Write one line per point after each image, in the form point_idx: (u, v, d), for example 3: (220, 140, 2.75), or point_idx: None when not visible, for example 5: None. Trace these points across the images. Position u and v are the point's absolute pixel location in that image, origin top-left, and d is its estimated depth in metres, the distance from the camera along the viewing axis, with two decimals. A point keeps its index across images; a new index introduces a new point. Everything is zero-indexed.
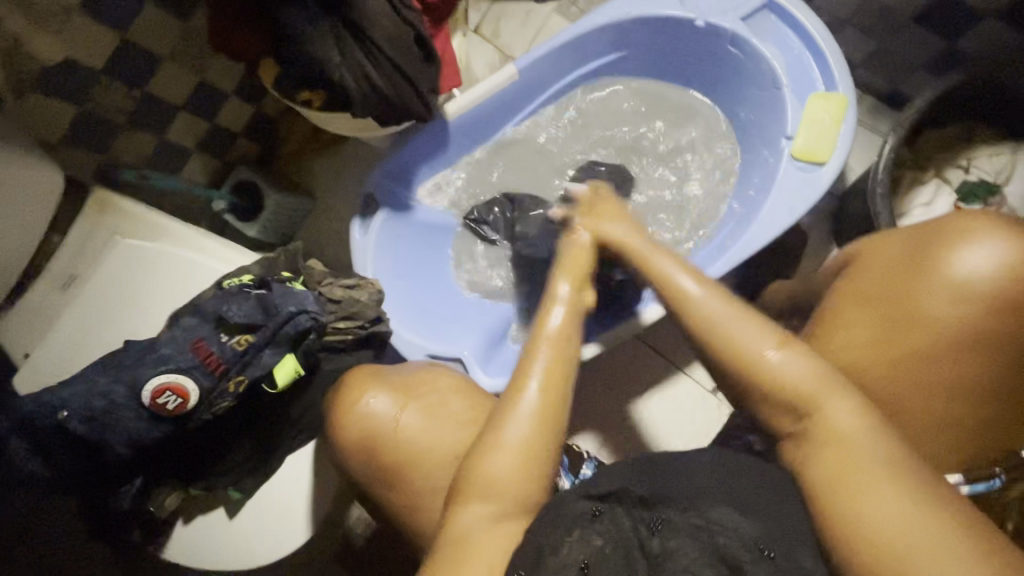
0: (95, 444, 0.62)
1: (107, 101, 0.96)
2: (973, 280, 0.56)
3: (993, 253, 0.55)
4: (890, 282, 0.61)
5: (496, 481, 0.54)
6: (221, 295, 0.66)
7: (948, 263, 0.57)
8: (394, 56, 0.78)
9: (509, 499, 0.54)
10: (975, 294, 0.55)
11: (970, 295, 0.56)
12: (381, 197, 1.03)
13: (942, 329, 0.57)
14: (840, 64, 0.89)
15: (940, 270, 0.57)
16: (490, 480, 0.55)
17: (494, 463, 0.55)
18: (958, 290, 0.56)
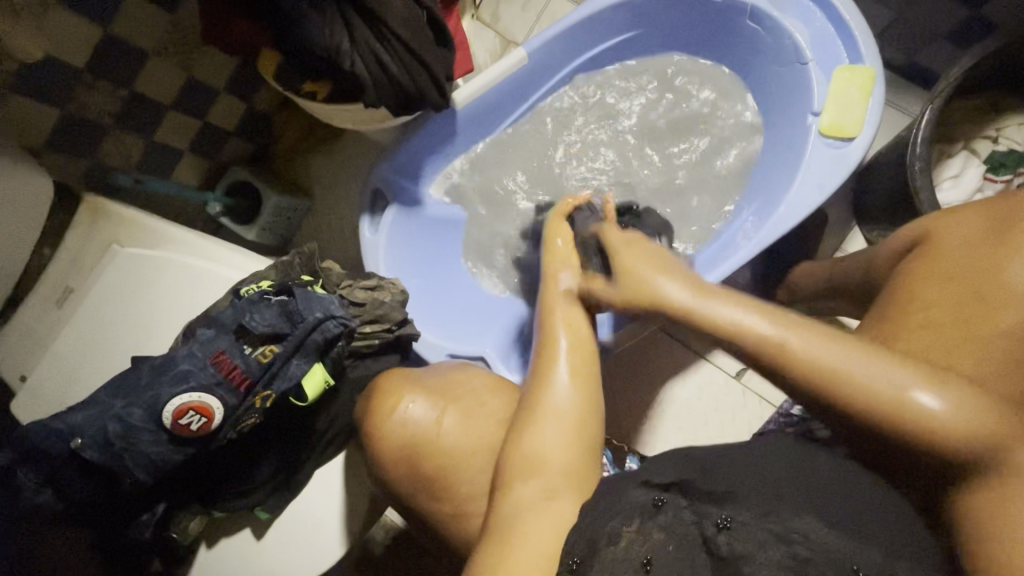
0: (113, 472, 0.57)
1: (91, 102, 0.89)
2: None
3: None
4: (972, 259, 0.57)
5: (543, 454, 0.54)
6: (241, 304, 0.61)
7: None
8: (409, 41, 0.73)
9: (557, 469, 0.54)
10: None
11: None
12: (390, 193, 0.99)
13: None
14: (867, 35, 0.86)
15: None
16: (535, 455, 0.55)
17: (536, 434, 0.55)
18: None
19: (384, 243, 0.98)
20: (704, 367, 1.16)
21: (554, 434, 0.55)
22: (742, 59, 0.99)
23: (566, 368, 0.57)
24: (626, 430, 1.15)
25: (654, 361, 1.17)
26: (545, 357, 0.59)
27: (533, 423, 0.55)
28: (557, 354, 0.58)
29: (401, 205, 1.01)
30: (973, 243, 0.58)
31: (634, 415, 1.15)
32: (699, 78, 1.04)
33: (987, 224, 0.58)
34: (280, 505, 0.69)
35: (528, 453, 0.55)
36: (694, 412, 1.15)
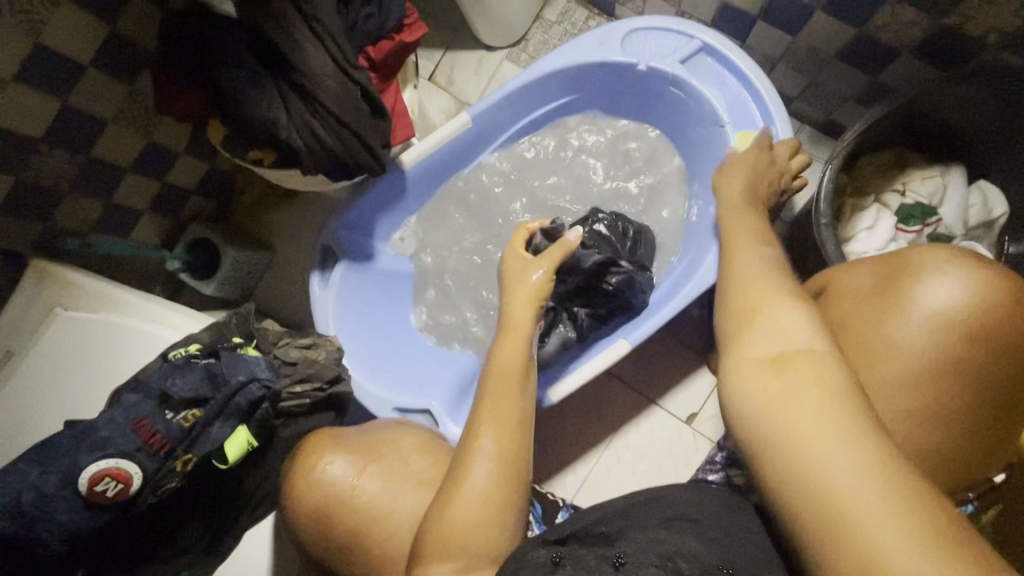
0: (25, 542, 0.56)
1: (50, 168, 0.94)
2: (941, 310, 0.56)
3: (959, 287, 0.56)
4: (860, 313, 0.60)
5: (467, 534, 0.57)
6: (166, 369, 0.63)
7: (915, 295, 0.57)
8: (342, 115, 0.78)
9: (480, 546, 0.57)
10: (947, 322, 0.55)
11: (944, 325, 0.55)
12: (340, 249, 1.05)
13: (907, 361, 0.56)
14: (776, 100, 0.94)
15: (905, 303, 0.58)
16: (460, 534, 0.57)
17: (459, 517, 0.58)
18: (918, 320, 0.56)
19: (333, 297, 1.01)
20: (655, 413, 1.18)
21: (469, 507, 0.58)
22: (669, 119, 1.06)
23: (490, 443, 0.61)
24: (581, 478, 1.16)
25: (609, 407, 1.20)
26: (470, 431, 0.63)
27: (458, 505, 0.58)
28: (482, 425, 0.63)
29: (351, 260, 1.06)
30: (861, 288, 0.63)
31: (587, 462, 1.17)
32: (633, 136, 1.11)
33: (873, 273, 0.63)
34: (208, 566, 0.69)
35: (454, 534, 0.57)
36: (647, 458, 1.16)
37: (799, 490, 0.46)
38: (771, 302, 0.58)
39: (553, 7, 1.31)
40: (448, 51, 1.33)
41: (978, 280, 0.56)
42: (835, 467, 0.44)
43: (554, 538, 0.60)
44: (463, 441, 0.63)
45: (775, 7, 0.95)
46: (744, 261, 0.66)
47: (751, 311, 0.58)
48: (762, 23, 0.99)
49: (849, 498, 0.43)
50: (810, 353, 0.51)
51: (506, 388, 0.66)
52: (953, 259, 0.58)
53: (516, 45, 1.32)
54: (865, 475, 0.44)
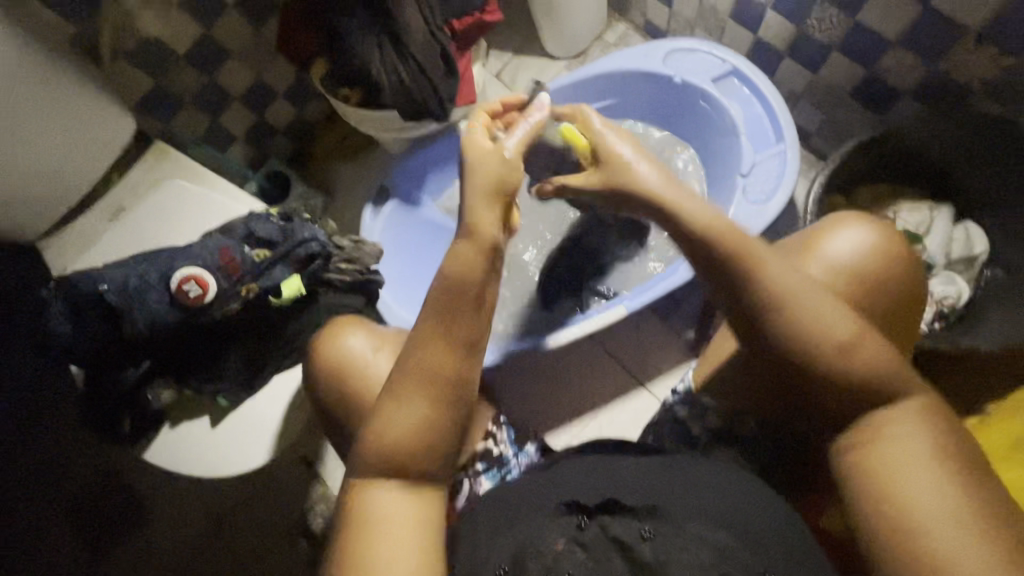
0: (119, 316, 0.73)
1: (181, 80, 1.16)
2: (850, 257, 0.75)
3: (858, 236, 0.77)
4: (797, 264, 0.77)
5: (401, 456, 0.61)
6: (251, 218, 0.80)
7: (833, 248, 0.76)
8: (423, 63, 0.96)
9: (414, 466, 0.62)
10: (858, 269, 0.74)
11: (854, 270, 0.74)
12: (393, 190, 1.23)
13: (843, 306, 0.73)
14: (787, 120, 1.07)
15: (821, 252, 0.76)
16: (388, 450, 0.62)
17: (392, 440, 0.61)
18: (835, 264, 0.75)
19: (380, 226, 1.19)
20: (642, 395, 1.28)
21: (401, 429, 0.61)
22: (695, 129, 1.20)
23: (428, 369, 0.62)
24: (563, 438, 1.26)
25: (600, 380, 1.30)
26: (412, 355, 0.64)
27: (392, 428, 0.62)
28: (428, 352, 0.63)
29: (400, 201, 1.24)
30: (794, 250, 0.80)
31: (571, 425, 1.27)
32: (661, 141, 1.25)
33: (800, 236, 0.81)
34: (239, 396, 0.83)
35: (390, 454, 0.61)
36: (626, 434, 1.25)
37: (871, 476, 0.56)
38: (830, 314, 0.60)
39: (613, 31, 1.50)
40: (516, 55, 1.53)
41: (874, 236, 0.76)
42: (926, 500, 0.52)
43: (591, 501, 0.65)
44: (405, 360, 0.63)
45: (800, 46, 1.10)
46: (779, 263, 0.62)
47: (792, 323, 0.60)
48: (789, 59, 1.14)
49: (933, 515, 0.51)
50: (864, 340, 0.59)
51: (453, 313, 0.63)
52: (856, 219, 0.78)
53: (576, 58, 1.51)
54: (945, 494, 0.52)
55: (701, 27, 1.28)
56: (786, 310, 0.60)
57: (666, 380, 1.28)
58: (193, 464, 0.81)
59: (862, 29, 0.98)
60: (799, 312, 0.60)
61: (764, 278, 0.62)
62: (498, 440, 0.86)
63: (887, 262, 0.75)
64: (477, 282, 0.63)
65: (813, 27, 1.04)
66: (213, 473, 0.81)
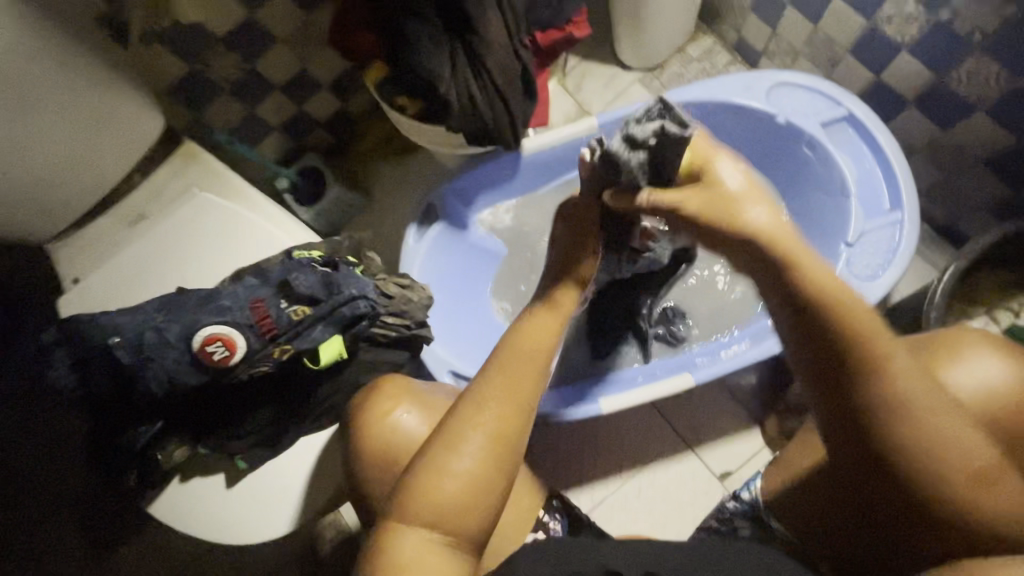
0: (131, 376, 0.62)
1: (218, 66, 1.03)
2: (979, 381, 0.62)
3: (994, 370, 0.62)
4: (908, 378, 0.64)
5: (443, 512, 0.53)
6: (289, 264, 0.68)
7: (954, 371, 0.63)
8: (501, 86, 0.83)
9: (455, 526, 0.54)
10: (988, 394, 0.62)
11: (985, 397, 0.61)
12: (440, 210, 1.09)
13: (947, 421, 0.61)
14: (909, 188, 0.93)
15: (941, 375, 0.63)
16: (435, 504, 0.53)
17: (439, 492, 0.53)
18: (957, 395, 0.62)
19: (423, 251, 1.06)
20: (690, 460, 1.17)
21: (453, 476, 0.54)
22: (789, 177, 1.06)
23: (488, 417, 0.57)
24: (597, 499, 1.16)
25: (644, 439, 1.19)
26: (466, 401, 0.58)
27: (443, 478, 0.54)
28: (483, 402, 0.58)
29: (447, 223, 1.10)
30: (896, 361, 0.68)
31: (609, 485, 1.16)
32: None
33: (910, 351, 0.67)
34: (263, 458, 0.73)
35: (432, 506, 0.53)
36: (669, 502, 1.14)
37: None
38: (960, 450, 0.49)
39: (697, 45, 1.32)
40: (585, 60, 1.37)
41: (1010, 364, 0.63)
42: None
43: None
44: (465, 402, 0.58)
45: (933, 97, 0.95)
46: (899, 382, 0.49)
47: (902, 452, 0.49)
48: (912, 109, 0.99)
49: None
50: (999, 471, 0.49)
51: (523, 364, 0.60)
52: (986, 342, 0.65)
53: (651, 71, 1.34)
54: None
55: (807, 56, 1.12)
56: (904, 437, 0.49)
57: (718, 449, 1.16)
58: (208, 531, 0.72)
59: None
60: (921, 431, 0.48)
61: (871, 396, 0.49)
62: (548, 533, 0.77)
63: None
64: (548, 339, 0.63)
65: (957, 80, 0.90)
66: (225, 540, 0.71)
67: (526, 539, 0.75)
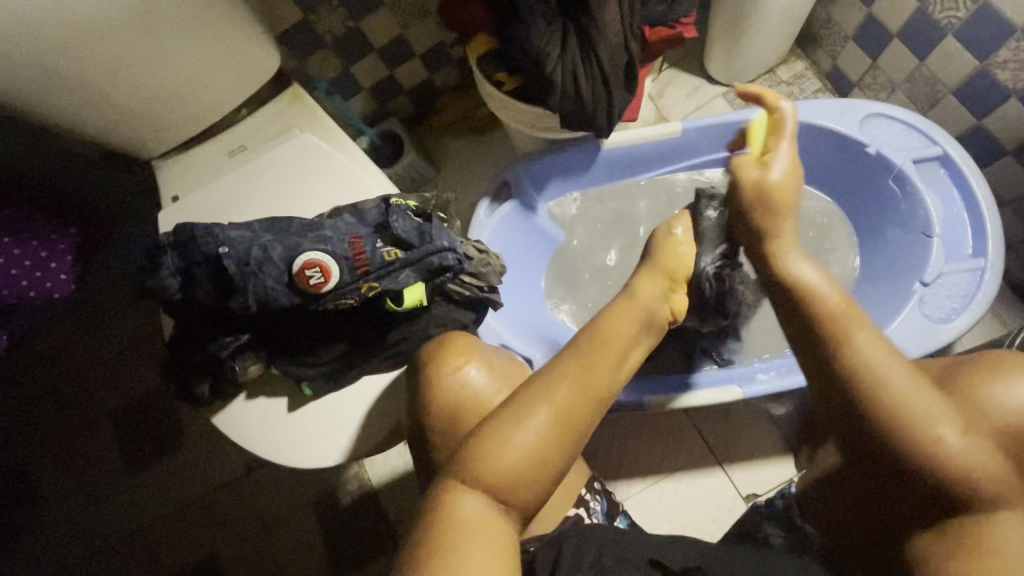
0: (230, 288, 0.66)
1: (328, 20, 1.08)
2: None
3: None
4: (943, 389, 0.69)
5: (502, 482, 0.55)
6: (387, 208, 0.71)
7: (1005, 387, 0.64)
8: (606, 72, 0.84)
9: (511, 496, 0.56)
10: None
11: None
12: (515, 190, 1.12)
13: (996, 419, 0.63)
14: (995, 236, 0.91)
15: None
16: (501, 474, 0.55)
17: (503, 460, 0.55)
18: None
19: (493, 226, 1.09)
20: (718, 476, 1.16)
21: (518, 449, 0.55)
22: (868, 211, 1.06)
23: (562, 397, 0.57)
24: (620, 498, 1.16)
25: (675, 447, 1.19)
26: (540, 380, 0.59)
27: (506, 448, 0.55)
28: (559, 379, 0.58)
29: (519, 204, 1.13)
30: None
31: (632, 486, 1.17)
32: (822, 212, 1.12)
33: None
34: (328, 388, 0.76)
35: (494, 473, 0.55)
36: (690, 512, 1.14)
37: None
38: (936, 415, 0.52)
39: (788, 67, 1.32)
40: (672, 67, 1.38)
41: None
42: None
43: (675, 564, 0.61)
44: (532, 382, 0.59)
45: None
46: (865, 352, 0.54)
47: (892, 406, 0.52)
48: (1010, 158, 0.98)
49: None
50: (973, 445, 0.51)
51: (603, 354, 0.60)
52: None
53: (737, 87, 1.34)
54: None
55: (905, 91, 1.11)
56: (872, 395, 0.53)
57: (750, 472, 1.16)
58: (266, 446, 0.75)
59: None
60: (903, 403, 0.52)
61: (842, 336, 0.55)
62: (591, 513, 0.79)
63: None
64: (626, 339, 0.62)
65: None
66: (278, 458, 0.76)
67: (569, 514, 0.77)
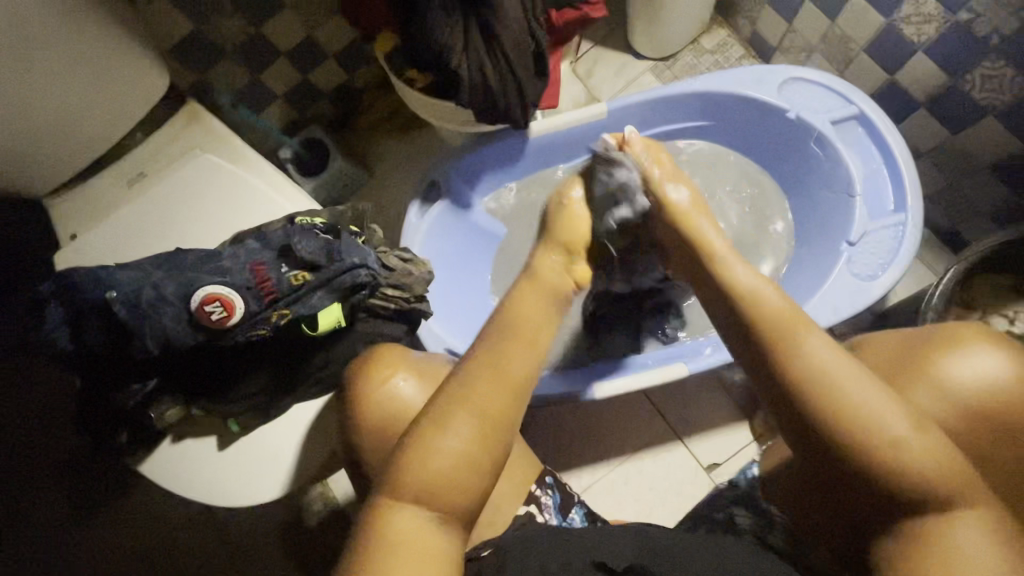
0: (126, 333, 0.63)
1: (224, 28, 1.01)
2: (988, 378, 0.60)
3: (989, 364, 0.61)
4: (897, 362, 0.65)
5: (434, 488, 0.51)
6: (292, 228, 0.68)
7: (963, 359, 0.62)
8: (513, 62, 0.81)
9: (448, 504, 0.51)
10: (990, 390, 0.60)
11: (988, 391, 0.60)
12: (444, 188, 1.08)
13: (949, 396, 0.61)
14: (914, 189, 0.93)
15: (933, 371, 0.62)
16: (433, 480, 0.51)
17: (431, 470, 0.51)
18: (942, 387, 0.61)
19: (425, 229, 1.05)
20: (678, 449, 1.17)
21: (444, 453, 0.52)
22: (797, 174, 1.06)
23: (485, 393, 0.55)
24: (586, 484, 1.17)
25: (635, 427, 1.19)
26: (464, 378, 0.56)
27: (433, 455, 0.52)
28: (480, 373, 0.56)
29: (451, 203, 1.09)
30: (888, 363, 0.65)
31: (597, 471, 1.17)
32: (751, 180, 1.11)
33: (908, 347, 0.65)
34: (256, 423, 0.73)
35: (423, 481, 0.51)
36: (656, 488, 1.15)
37: None
38: (883, 406, 0.50)
39: (711, 37, 1.31)
40: (597, 45, 1.35)
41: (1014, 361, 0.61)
42: None
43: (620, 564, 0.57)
44: (456, 381, 0.56)
45: (946, 99, 0.95)
46: (816, 355, 0.52)
47: (817, 375, 0.52)
48: (924, 110, 1.00)
49: None
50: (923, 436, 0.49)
51: (517, 345, 0.59)
52: (977, 335, 0.63)
53: (663, 61, 1.33)
54: None
55: (821, 52, 1.11)
56: (821, 397, 0.51)
57: (710, 443, 1.17)
58: (196, 490, 0.71)
59: None
60: (856, 406, 0.50)
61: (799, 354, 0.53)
62: (543, 509, 0.74)
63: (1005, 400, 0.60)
64: (538, 320, 0.64)
65: (971, 84, 0.90)
66: (208, 501, 0.71)
67: (519, 513, 0.73)
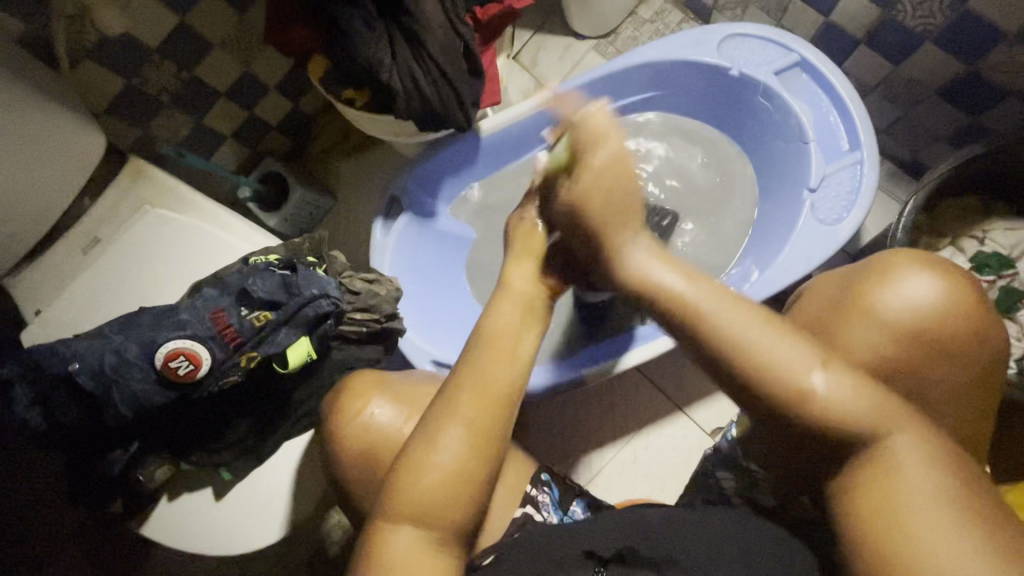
0: (99, 401, 0.64)
1: (155, 77, 1.00)
2: (915, 296, 0.60)
3: (926, 285, 0.60)
4: (831, 307, 0.65)
5: (424, 509, 0.50)
6: (246, 271, 0.68)
7: (889, 284, 0.61)
8: (443, 65, 0.81)
9: (446, 522, 0.51)
10: (925, 307, 0.59)
11: (924, 308, 0.59)
12: (405, 201, 1.06)
13: (871, 328, 0.61)
14: (866, 126, 0.92)
15: (874, 302, 0.61)
16: (421, 500, 0.50)
17: (423, 489, 0.51)
18: (884, 323, 0.60)
19: (392, 244, 1.04)
20: (679, 420, 1.18)
21: (435, 474, 0.51)
22: (750, 130, 1.06)
23: (471, 408, 0.53)
24: (591, 467, 1.17)
25: (634, 406, 1.19)
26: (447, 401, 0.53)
27: (423, 476, 0.51)
28: (467, 386, 0.54)
29: (414, 214, 1.08)
30: (831, 307, 0.65)
31: (600, 452, 1.17)
32: (713, 146, 1.10)
33: (842, 289, 0.65)
34: (245, 467, 0.73)
35: (413, 503, 0.50)
36: (663, 465, 1.16)
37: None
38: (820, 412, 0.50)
39: (649, 6, 1.30)
40: (537, 33, 1.34)
41: (941, 277, 0.60)
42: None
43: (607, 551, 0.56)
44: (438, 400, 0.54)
45: (885, 33, 0.94)
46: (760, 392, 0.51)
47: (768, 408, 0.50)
48: (865, 47, 0.99)
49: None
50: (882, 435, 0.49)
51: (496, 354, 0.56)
52: (915, 260, 0.62)
53: (605, 37, 1.32)
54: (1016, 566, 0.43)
55: (757, 6, 1.10)
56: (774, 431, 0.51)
57: (710, 410, 1.17)
58: (196, 544, 0.71)
59: (968, 18, 0.83)
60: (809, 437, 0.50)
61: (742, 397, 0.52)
62: (540, 507, 0.74)
63: (959, 318, 0.59)
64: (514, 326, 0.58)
65: (904, 13, 0.89)
66: (210, 554, 0.71)
67: (515, 515, 0.73)
